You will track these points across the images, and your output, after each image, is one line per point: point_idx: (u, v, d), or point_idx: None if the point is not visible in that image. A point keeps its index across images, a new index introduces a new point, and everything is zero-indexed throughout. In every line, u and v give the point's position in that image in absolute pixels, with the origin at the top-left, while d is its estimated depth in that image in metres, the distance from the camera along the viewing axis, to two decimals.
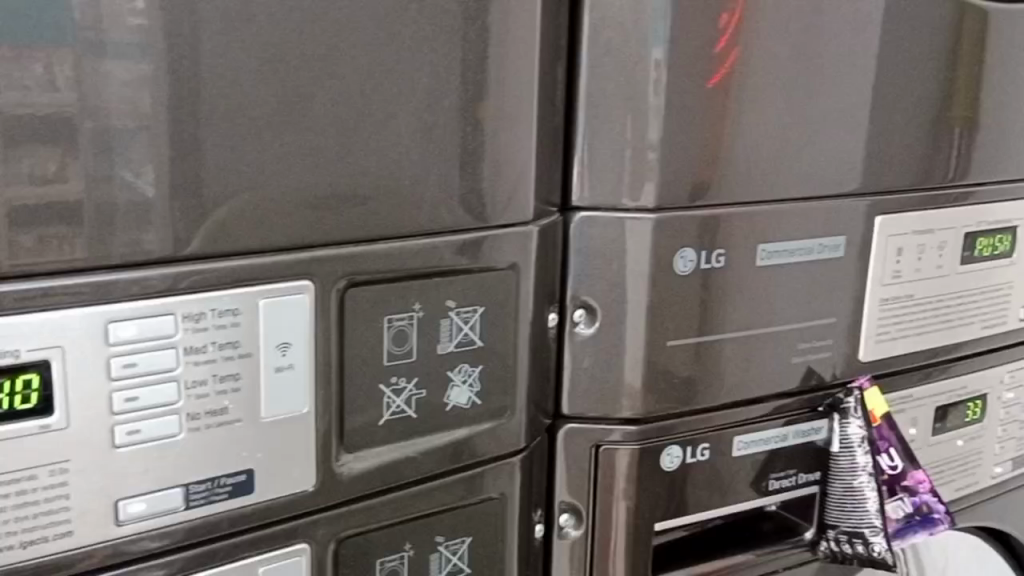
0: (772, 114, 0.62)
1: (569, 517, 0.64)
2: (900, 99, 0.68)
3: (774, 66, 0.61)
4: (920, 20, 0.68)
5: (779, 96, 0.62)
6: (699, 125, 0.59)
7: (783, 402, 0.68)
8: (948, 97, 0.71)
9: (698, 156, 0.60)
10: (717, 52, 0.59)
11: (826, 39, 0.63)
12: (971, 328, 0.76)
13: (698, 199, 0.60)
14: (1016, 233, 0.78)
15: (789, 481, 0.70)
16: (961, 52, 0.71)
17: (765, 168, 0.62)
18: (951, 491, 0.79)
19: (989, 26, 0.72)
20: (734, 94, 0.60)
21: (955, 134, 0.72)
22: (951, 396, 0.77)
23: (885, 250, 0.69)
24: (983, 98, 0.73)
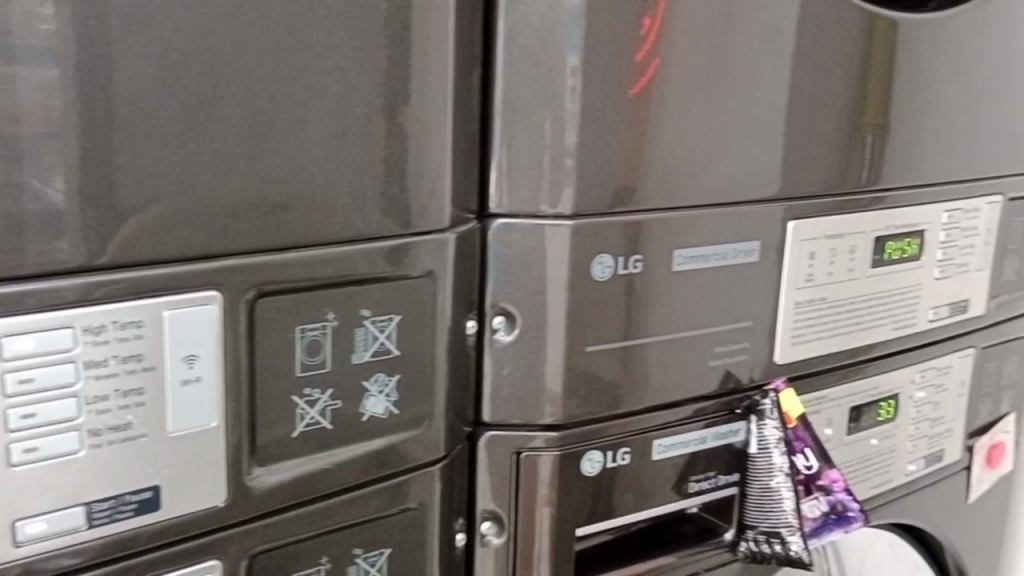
0: (689, 121, 0.62)
1: (491, 525, 0.63)
2: (813, 107, 0.70)
3: (690, 73, 0.62)
4: (831, 30, 0.69)
5: (696, 103, 0.62)
6: (619, 132, 0.59)
7: (701, 405, 0.69)
8: (858, 104, 0.73)
9: (616, 166, 0.60)
10: (637, 61, 0.59)
11: (739, 48, 0.64)
12: (882, 330, 0.78)
13: (622, 204, 0.61)
14: (925, 236, 0.80)
15: (708, 483, 0.71)
16: (870, 61, 0.73)
17: (682, 174, 0.63)
18: (865, 488, 0.81)
19: (896, 37, 0.74)
20: (652, 101, 0.60)
21: (867, 141, 0.74)
22: (864, 396, 0.79)
23: (798, 254, 0.71)
24: (892, 105, 0.75)
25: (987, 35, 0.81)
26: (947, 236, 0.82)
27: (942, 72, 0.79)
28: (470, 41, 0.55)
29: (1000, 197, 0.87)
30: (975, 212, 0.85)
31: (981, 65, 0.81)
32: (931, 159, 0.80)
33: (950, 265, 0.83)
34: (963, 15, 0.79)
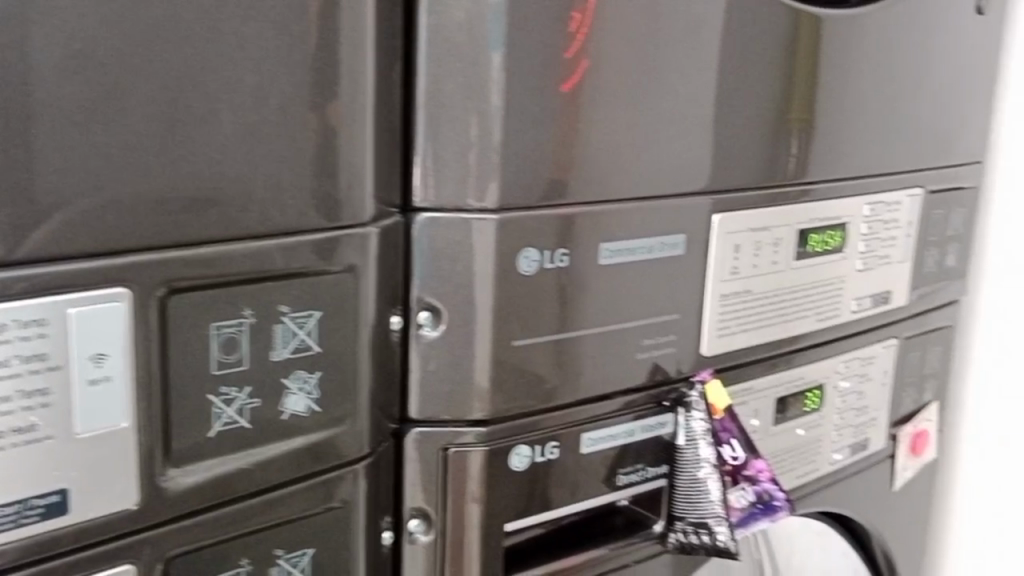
0: (618, 116, 0.63)
1: (419, 522, 0.63)
2: (738, 102, 0.70)
3: (616, 68, 0.62)
4: (755, 26, 0.70)
5: (623, 98, 0.62)
6: (550, 128, 0.59)
7: (630, 398, 0.69)
8: (783, 100, 0.74)
9: (547, 162, 0.60)
10: (569, 58, 0.59)
11: (664, 43, 0.64)
12: (806, 321, 0.79)
13: (559, 198, 0.61)
14: (848, 228, 0.82)
15: (637, 476, 0.71)
16: (795, 57, 0.74)
17: (609, 168, 0.63)
18: (791, 478, 0.82)
19: (820, 33, 0.75)
20: (578, 97, 0.60)
21: (793, 136, 0.75)
22: (790, 387, 0.80)
23: (723, 247, 0.71)
24: (817, 101, 0.77)
25: (907, 33, 0.83)
26: (870, 229, 0.84)
27: (864, 68, 0.80)
28: (391, 33, 0.55)
29: (921, 189, 0.89)
30: (897, 205, 0.86)
31: (899, 60, 0.83)
32: (855, 153, 0.81)
33: (873, 257, 0.84)
34: (883, 13, 0.80)
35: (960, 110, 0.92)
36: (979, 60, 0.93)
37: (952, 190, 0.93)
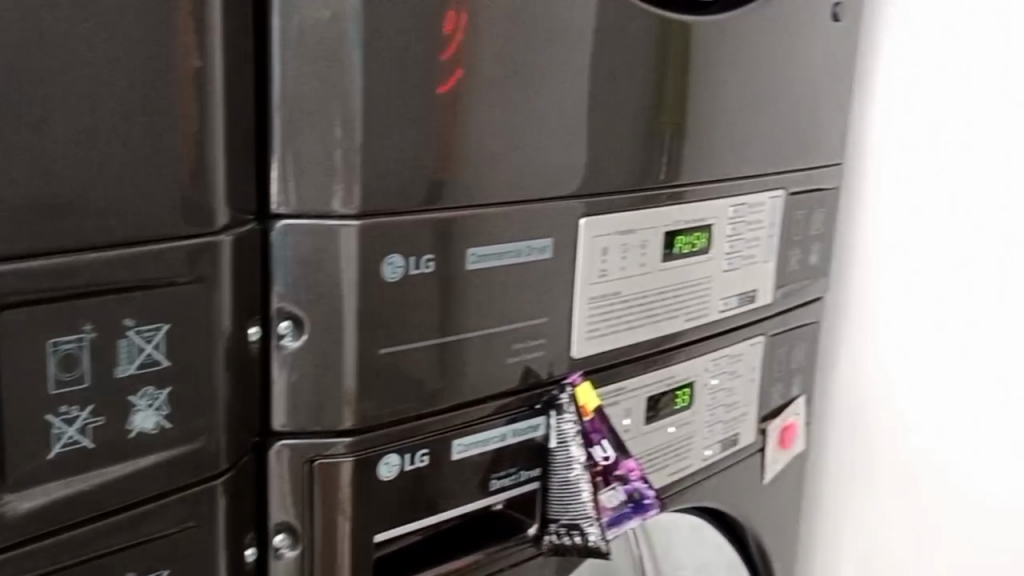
0: (494, 118, 0.63)
1: (284, 537, 0.61)
2: (608, 106, 0.71)
3: (483, 73, 0.62)
4: (624, 31, 0.71)
5: (492, 101, 0.63)
6: (425, 131, 0.60)
7: (502, 402, 0.69)
8: (654, 104, 0.75)
9: (424, 168, 0.60)
10: (444, 61, 0.60)
11: (529, 48, 0.64)
12: (675, 321, 0.81)
13: (436, 204, 0.61)
14: (713, 229, 0.83)
15: (510, 479, 0.71)
16: (666, 63, 0.76)
17: (480, 172, 0.63)
18: (664, 475, 0.84)
19: (687, 39, 0.77)
20: (454, 99, 0.61)
21: (665, 139, 0.77)
22: (660, 386, 0.81)
23: (590, 250, 0.72)
24: (687, 105, 0.78)
25: (767, 39, 0.86)
26: (734, 230, 0.86)
27: (727, 73, 0.82)
28: (241, 36, 0.53)
29: (782, 191, 0.92)
30: (760, 206, 0.88)
31: (762, 65, 0.86)
32: (724, 156, 0.83)
33: (738, 257, 0.87)
34: (743, 20, 0.83)
35: (820, 115, 0.96)
36: (836, 67, 0.96)
37: (814, 191, 0.97)
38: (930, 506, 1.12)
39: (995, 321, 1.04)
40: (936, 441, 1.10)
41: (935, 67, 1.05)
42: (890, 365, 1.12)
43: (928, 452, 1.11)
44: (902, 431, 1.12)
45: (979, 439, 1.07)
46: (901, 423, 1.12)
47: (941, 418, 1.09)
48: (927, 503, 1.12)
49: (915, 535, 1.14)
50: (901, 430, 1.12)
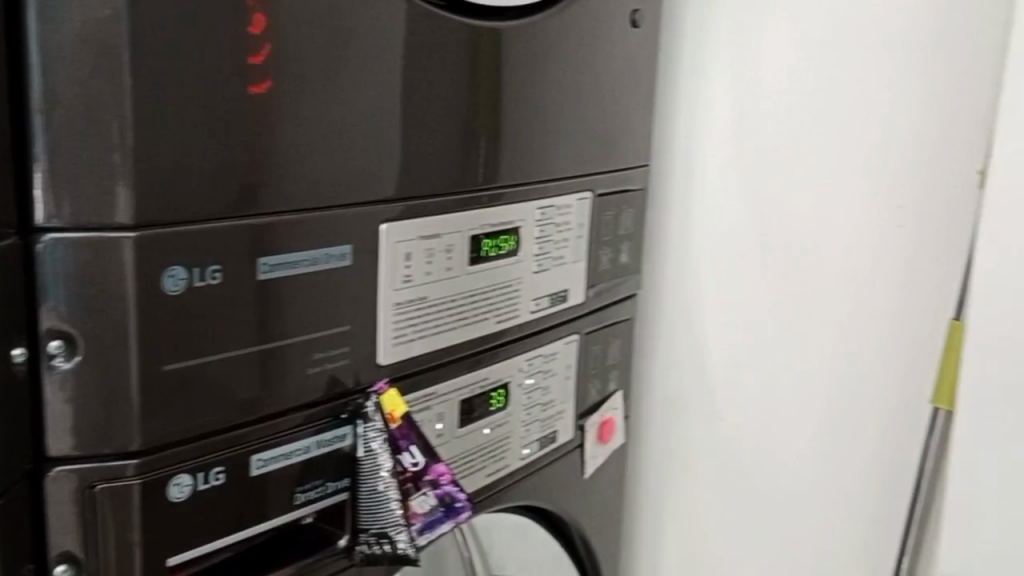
0: (303, 121, 0.63)
1: (67, 568, 0.58)
2: (420, 109, 0.72)
3: (288, 77, 0.61)
4: (436, 35, 0.73)
5: (303, 104, 0.63)
6: (235, 133, 0.59)
7: (307, 414, 0.68)
8: (470, 106, 0.77)
9: (242, 169, 0.60)
10: (253, 64, 0.59)
11: (329, 51, 0.64)
12: (486, 324, 0.82)
13: (251, 205, 0.61)
14: (521, 232, 0.84)
15: (316, 492, 0.70)
16: (480, 67, 0.77)
17: (284, 178, 0.62)
18: (480, 476, 0.84)
19: (501, 44, 0.79)
20: (269, 101, 0.61)
21: (481, 142, 0.78)
22: (473, 388, 0.82)
23: (392, 255, 0.71)
24: (502, 108, 0.80)
25: (567, 42, 0.87)
26: (542, 232, 0.87)
27: (533, 77, 0.83)
28: None
29: (589, 193, 0.93)
30: (567, 208, 0.90)
31: (571, 69, 0.88)
32: (540, 158, 0.85)
33: (547, 258, 0.88)
34: (542, 24, 0.83)
35: (627, 118, 0.99)
36: (639, 70, 0.99)
37: (622, 192, 0.99)
38: (743, 494, 1.16)
39: (799, 314, 1.09)
40: (749, 430, 1.14)
41: (737, 70, 1.08)
42: (706, 360, 1.15)
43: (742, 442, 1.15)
44: (716, 423, 1.16)
45: (787, 426, 1.12)
46: (717, 415, 1.16)
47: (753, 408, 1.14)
48: (742, 491, 1.16)
49: (732, 523, 1.18)
50: (718, 421, 1.16)
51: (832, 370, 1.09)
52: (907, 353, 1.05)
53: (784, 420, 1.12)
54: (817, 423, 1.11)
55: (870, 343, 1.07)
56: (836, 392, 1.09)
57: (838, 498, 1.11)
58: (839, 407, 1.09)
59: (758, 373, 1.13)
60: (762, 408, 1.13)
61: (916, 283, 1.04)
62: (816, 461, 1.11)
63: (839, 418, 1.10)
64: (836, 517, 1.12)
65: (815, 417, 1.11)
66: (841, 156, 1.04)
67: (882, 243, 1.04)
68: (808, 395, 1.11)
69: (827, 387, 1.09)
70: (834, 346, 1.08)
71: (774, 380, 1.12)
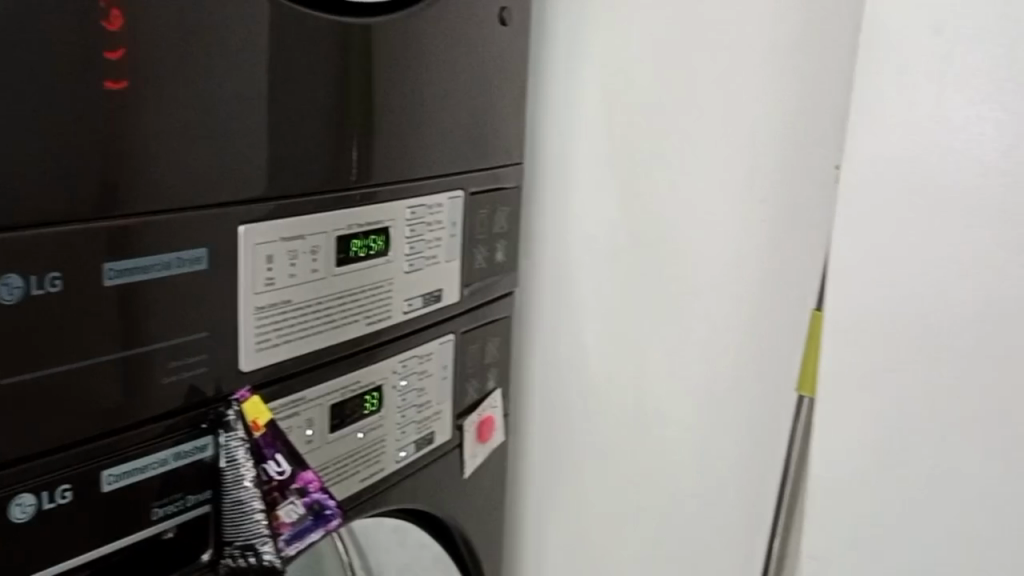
0: (160, 120, 0.60)
1: None
2: (286, 107, 0.70)
3: (145, 74, 0.59)
4: (302, 30, 0.71)
5: (160, 102, 0.60)
6: (88, 132, 0.56)
7: (164, 425, 0.65)
8: (341, 104, 0.75)
9: (101, 168, 0.57)
10: (109, 60, 0.57)
11: (187, 46, 0.61)
12: (355, 326, 0.80)
13: (110, 206, 0.58)
14: (390, 232, 0.83)
15: (174, 506, 0.67)
16: (349, 64, 0.76)
17: (141, 178, 0.60)
18: (354, 482, 0.83)
19: (371, 41, 0.78)
20: (127, 99, 0.58)
21: (353, 141, 0.77)
22: (344, 392, 0.80)
23: (252, 258, 0.69)
24: (373, 106, 0.79)
25: (434, 39, 0.85)
26: (413, 231, 0.86)
27: (403, 76, 0.82)
28: None
29: (461, 192, 0.92)
30: (438, 207, 0.89)
31: (439, 67, 0.86)
32: (412, 157, 0.84)
33: (418, 258, 0.87)
34: (410, 20, 0.82)
35: (500, 116, 0.98)
36: (509, 68, 0.99)
37: (496, 190, 0.99)
38: (622, 489, 1.17)
39: (671, 309, 1.10)
40: (626, 425, 1.15)
41: (607, 67, 1.08)
42: (584, 355, 1.16)
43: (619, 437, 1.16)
44: (594, 419, 1.17)
45: (662, 421, 1.13)
46: (596, 410, 1.17)
47: (629, 403, 1.14)
48: (621, 486, 1.17)
49: (614, 518, 1.19)
50: (597, 416, 1.17)
51: (703, 365, 1.09)
52: (772, 347, 1.05)
53: (658, 415, 1.13)
54: (689, 417, 1.11)
55: (739, 337, 1.07)
56: (707, 385, 1.09)
57: (712, 492, 1.12)
58: (710, 401, 1.10)
59: (633, 368, 1.13)
60: (637, 402, 1.14)
61: (781, 276, 1.03)
62: (690, 454, 1.12)
63: (710, 411, 1.10)
64: (711, 511, 1.12)
65: (688, 411, 1.11)
66: (707, 152, 1.05)
67: (746, 238, 1.04)
68: (681, 390, 1.11)
69: (698, 380, 1.10)
70: (705, 341, 1.09)
71: (649, 375, 1.13)
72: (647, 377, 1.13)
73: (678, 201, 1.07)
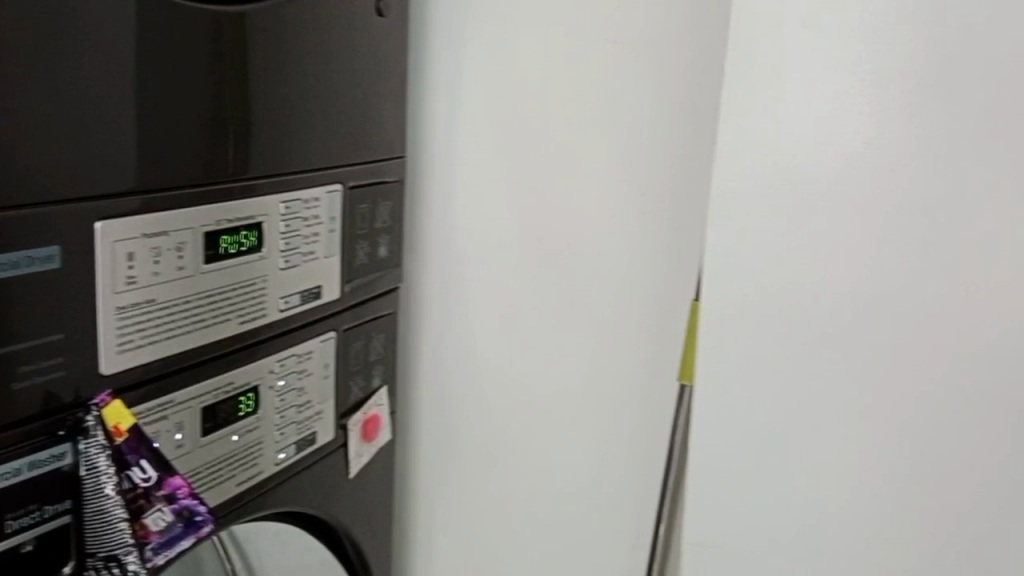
0: (16, 110, 0.57)
1: None
2: (155, 97, 0.67)
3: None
4: (171, 17, 0.68)
5: (16, 92, 0.57)
6: None
7: (17, 433, 0.61)
8: (214, 95, 0.73)
9: None
10: None
11: (44, 33, 0.58)
12: (227, 325, 0.77)
13: None
14: (264, 227, 0.80)
15: (30, 519, 0.63)
16: (223, 52, 0.73)
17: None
18: (230, 486, 0.80)
19: (247, 29, 0.75)
20: None
21: (229, 133, 0.75)
22: (217, 394, 0.77)
23: (111, 255, 0.66)
24: (249, 97, 0.76)
25: (308, 28, 0.83)
26: (288, 226, 0.83)
27: (280, 66, 0.80)
28: None
29: (340, 185, 0.90)
30: (315, 201, 0.86)
31: (314, 57, 0.84)
32: (288, 150, 0.82)
33: (295, 254, 0.84)
34: (285, 9, 0.79)
35: (381, 109, 0.97)
36: (387, 60, 0.97)
37: (377, 184, 0.97)
38: (511, 484, 1.17)
39: (558, 302, 1.10)
40: (515, 419, 1.15)
41: (489, 59, 1.07)
42: (473, 351, 1.15)
43: (506, 432, 1.16)
44: (484, 413, 1.17)
45: (550, 414, 1.13)
46: (485, 405, 1.16)
47: (519, 396, 1.14)
48: (511, 480, 1.17)
49: (504, 513, 1.18)
50: (486, 411, 1.16)
51: (590, 356, 1.10)
52: (656, 338, 1.07)
53: (547, 409, 1.13)
54: (578, 409, 1.12)
55: (624, 329, 1.08)
56: (594, 378, 1.10)
57: (600, 483, 1.13)
58: (598, 393, 1.10)
59: (522, 362, 1.13)
60: (527, 397, 1.14)
61: (663, 268, 1.05)
62: (579, 446, 1.12)
63: (598, 404, 1.11)
64: (599, 503, 1.13)
65: (577, 403, 1.11)
66: (591, 145, 1.05)
67: (630, 231, 1.05)
68: (569, 383, 1.11)
69: (585, 373, 1.10)
70: (591, 333, 1.09)
71: (538, 368, 1.13)
72: (536, 371, 1.13)
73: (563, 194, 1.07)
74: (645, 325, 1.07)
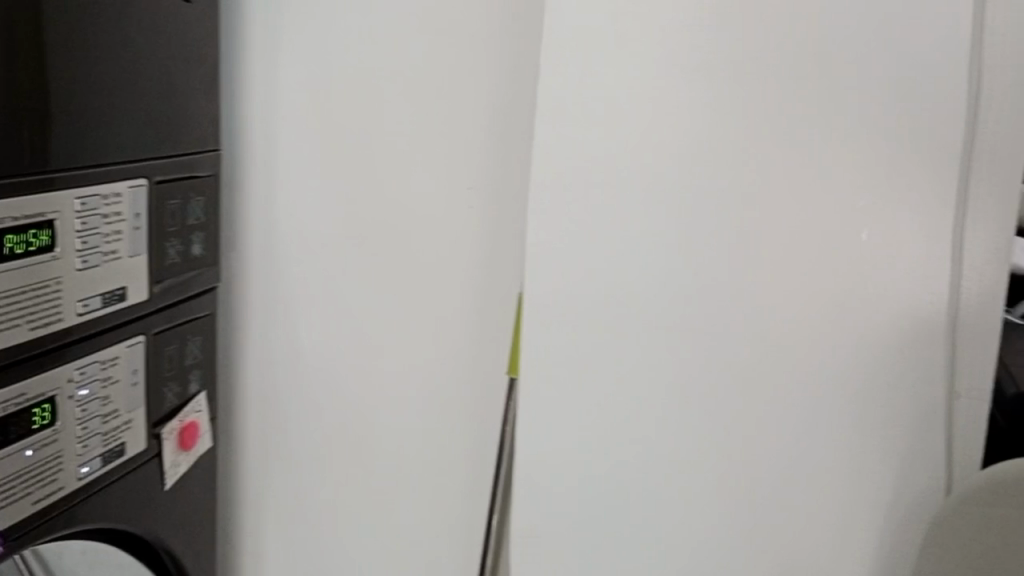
0: None
1: None
2: None
3: None
4: None
5: None
6: None
7: None
8: (8, 80, 0.67)
9: None
10: None
11: None
12: (17, 331, 0.71)
13: None
14: (58, 225, 0.74)
15: None
16: (18, 35, 0.68)
17: None
18: (27, 505, 0.74)
19: (43, 10, 0.70)
20: None
21: (24, 122, 0.69)
22: (8, 406, 0.71)
23: None
24: (48, 82, 0.71)
25: (107, 11, 0.77)
26: (84, 224, 0.77)
27: (79, 52, 0.74)
28: None
29: (145, 180, 0.85)
30: (117, 197, 0.81)
31: (114, 43, 0.78)
32: (90, 143, 0.76)
33: (93, 254, 0.79)
34: None
35: (191, 100, 0.92)
36: (194, 48, 0.92)
37: (188, 179, 0.92)
38: (341, 488, 1.13)
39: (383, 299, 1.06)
40: (343, 421, 1.11)
41: (306, 49, 1.02)
42: (297, 351, 1.10)
43: (335, 435, 1.12)
44: (310, 416, 1.12)
45: (376, 415, 1.10)
46: (311, 408, 1.12)
47: (346, 397, 1.10)
48: (339, 485, 1.13)
49: (331, 518, 1.14)
50: (312, 414, 1.12)
51: (416, 354, 1.07)
52: (482, 335, 1.04)
53: (375, 410, 1.10)
54: (405, 409, 1.09)
55: (450, 326, 1.05)
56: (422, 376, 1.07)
57: (429, 485, 1.10)
58: (425, 391, 1.08)
59: (347, 362, 1.09)
60: (354, 399, 1.10)
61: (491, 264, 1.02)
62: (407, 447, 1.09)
63: (425, 403, 1.08)
64: (429, 503, 1.11)
65: (405, 403, 1.09)
66: (412, 137, 1.01)
67: (455, 225, 1.02)
68: (396, 382, 1.08)
69: (411, 371, 1.07)
70: (417, 330, 1.06)
71: (364, 367, 1.09)
72: (362, 370, 1.09)
73: (384, 188, 1.03)
74: (471, 321, 1.04)
